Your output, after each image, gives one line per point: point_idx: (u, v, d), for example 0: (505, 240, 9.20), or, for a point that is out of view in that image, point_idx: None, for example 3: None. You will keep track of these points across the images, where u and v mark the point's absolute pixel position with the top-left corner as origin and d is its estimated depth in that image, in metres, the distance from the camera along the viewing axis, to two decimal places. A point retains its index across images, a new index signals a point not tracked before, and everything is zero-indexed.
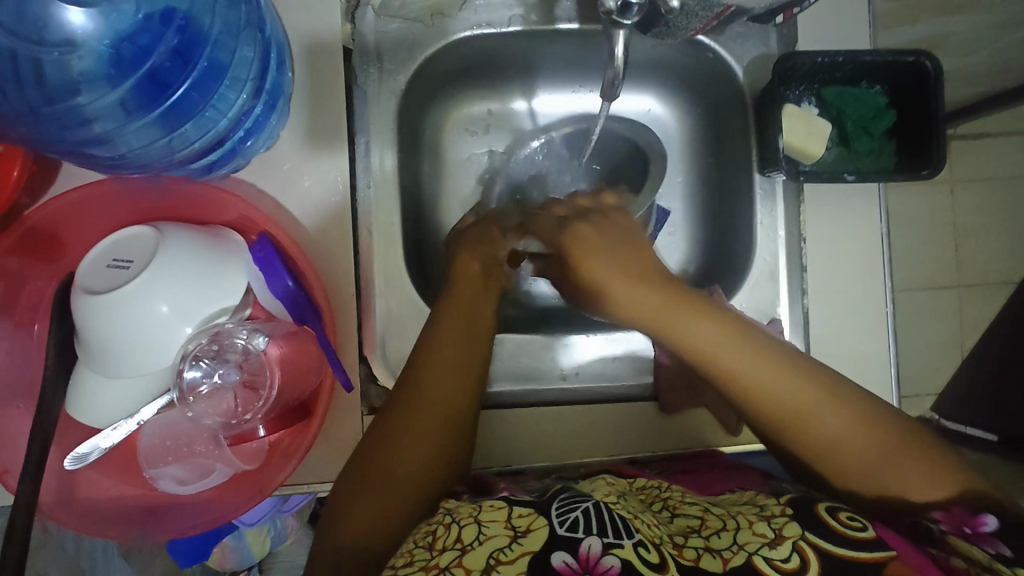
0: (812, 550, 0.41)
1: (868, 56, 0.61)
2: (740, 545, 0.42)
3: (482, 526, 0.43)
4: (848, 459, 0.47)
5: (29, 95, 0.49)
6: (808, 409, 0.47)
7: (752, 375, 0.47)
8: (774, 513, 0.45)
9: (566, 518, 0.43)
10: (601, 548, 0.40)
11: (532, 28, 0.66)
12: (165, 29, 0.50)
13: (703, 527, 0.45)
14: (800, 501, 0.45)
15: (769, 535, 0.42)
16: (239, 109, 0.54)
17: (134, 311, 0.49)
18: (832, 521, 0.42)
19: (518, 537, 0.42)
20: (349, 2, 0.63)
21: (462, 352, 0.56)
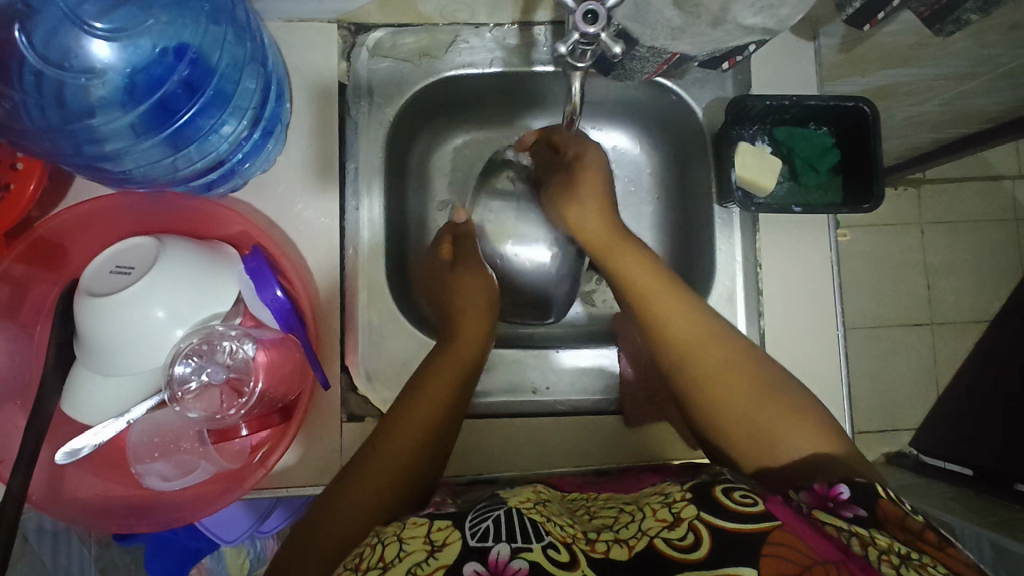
0: (706, 527, 0.44)
1: (812, 101, 0.67)
2: (643, 532, 0.46)
3: (403, 543, 0.45)
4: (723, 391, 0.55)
5: (49, 117, 0.54)
6: (712, 360, 0.57)
7: (689, 339, 0.58)
8: (676, 498, 0.49)
9: (478, 528, 0.45)
10: (510, 553, 0.42)
11: (512, 69, 0.73)
12: (178, 64, 0.55)
13: (615, 521, 0.49)
14: (702, 486, 0.50)
15: (669, 519, 0.46)
16: (239, 135, 0.60)
17: (131, 312, 0.53)
18: (724, 500, 0.46)
19: (435, 551, 0.44)
20: (346, 43, 0.70)
21: (461, 372, 0.63)
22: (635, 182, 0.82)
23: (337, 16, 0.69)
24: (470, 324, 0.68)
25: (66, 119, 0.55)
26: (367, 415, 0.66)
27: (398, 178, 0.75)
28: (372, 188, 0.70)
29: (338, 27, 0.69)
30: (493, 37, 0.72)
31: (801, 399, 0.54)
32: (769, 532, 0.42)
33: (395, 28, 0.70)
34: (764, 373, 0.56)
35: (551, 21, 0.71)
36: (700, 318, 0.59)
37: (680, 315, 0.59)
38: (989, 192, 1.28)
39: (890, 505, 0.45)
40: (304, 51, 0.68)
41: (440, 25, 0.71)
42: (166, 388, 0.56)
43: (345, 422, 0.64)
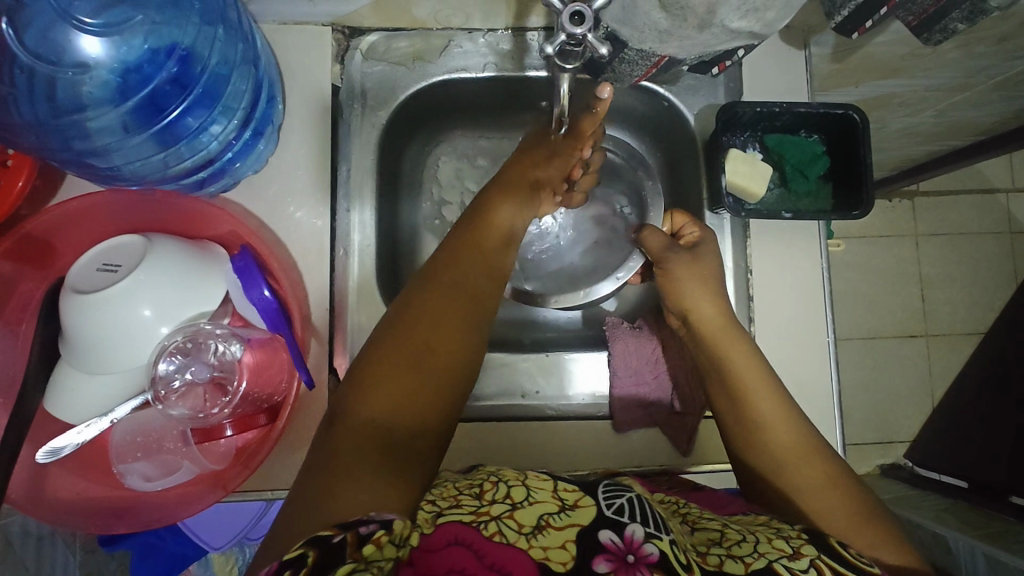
0: (829, 571, 0.44)
1: (802, 108, 0.68)
2: (761, 554, 0.45)
3: (530, 491, 0.46)
4: (815, 488, 0.52)
5: (39, 110, 0.54)
6: (800, 448, 0.54)
7: (786, 429, 0.55)
8: (790, 535, 0.48)
9: (613, 502, 0.45)
10: (644, 535, 0.42)
11: (506, 74, 0.73)
12: (170, 61, 0.56)
13: (723, 537, 0.48)
14: (815, 531, 0.49)
15: (788, 551, 0.45)
16: (229, 135, 0.61)
17: (116, 310, 0.53)
18: (851, 556, 0.46)
19: (566, 508, 0.44)
20: (340, 47, 0.71)
21: (462, 313, 0.52)
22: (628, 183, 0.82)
23: (332, 20, 0.69)
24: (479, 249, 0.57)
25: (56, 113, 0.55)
26: None
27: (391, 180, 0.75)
28: (365, 190, 0.70)
29: (332, 31, 0.70)
30: (487, 42, 0.72)
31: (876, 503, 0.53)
32: None
33: (390, 32, 0.71)
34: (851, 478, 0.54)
35: (544, 27, 0.72)
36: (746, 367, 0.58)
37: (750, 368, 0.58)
38: (983, 206, 1.28)
39: None
40: (298, 53, 0.69)
41: (435, 30, 0.71)
42: (150, 385, 0.57)
43: None
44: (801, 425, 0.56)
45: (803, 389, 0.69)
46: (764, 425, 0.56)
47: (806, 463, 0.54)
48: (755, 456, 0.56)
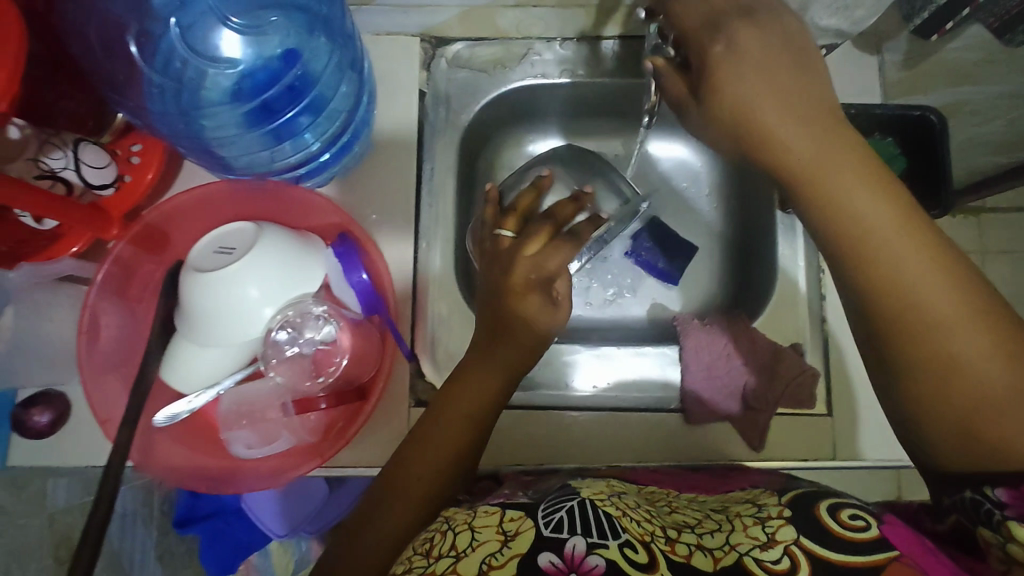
0: (804, 553, 0.43)
1: (879, 109, 0.69)
2: (732, 546, 0.45)
3: (474, 532, 0.44)
4: (964, 365, 0.41)
5: (169, 105, 0.61)
6: (962, 318, 0.42)
7: (943, 300, 0.42)
8: (771, 514, 0.47)
9: (551, 519, 0.44)
10: (586, 548, 0.42)
11: (580, 80, 0.77)
12: (287, 69, 0.62)
13: (698, 525, 0.48)
14: (802, 500, 0.48)
15: (761, 539, 0.45)
16: (329, 136, 0.66)
17: (230, 287, 0.58)
18: (831, 523, 0.45)
19: (508, 541, 0.43)
20: (427, 55, 0.76)
21: (496, 376, 0.58)
22: (695, 188, 0.85)
23: (422, 31, 0.75)
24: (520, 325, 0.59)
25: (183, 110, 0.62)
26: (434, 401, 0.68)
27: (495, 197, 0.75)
28: (446, 187, 0.74)
29: (421, 40, 0.75)
30: (563, 50, 0.76)
31: None
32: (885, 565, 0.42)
33: (473, 41, 0.75)
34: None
35: (619, 36, 0.76)
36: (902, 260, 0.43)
37: (904, 231, 0.43)
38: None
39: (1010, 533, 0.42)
40: (389, 60, 0.74)
41: (515, 38, 0.76)
42: (260, 349, 0.62)
43: (413, 406, 0.67)
44: (974, 292, 0.42)
45: None
46: (914, 301, 0.43)
47: (962, 328, 0.42)
48: (906, 345, 0.43)
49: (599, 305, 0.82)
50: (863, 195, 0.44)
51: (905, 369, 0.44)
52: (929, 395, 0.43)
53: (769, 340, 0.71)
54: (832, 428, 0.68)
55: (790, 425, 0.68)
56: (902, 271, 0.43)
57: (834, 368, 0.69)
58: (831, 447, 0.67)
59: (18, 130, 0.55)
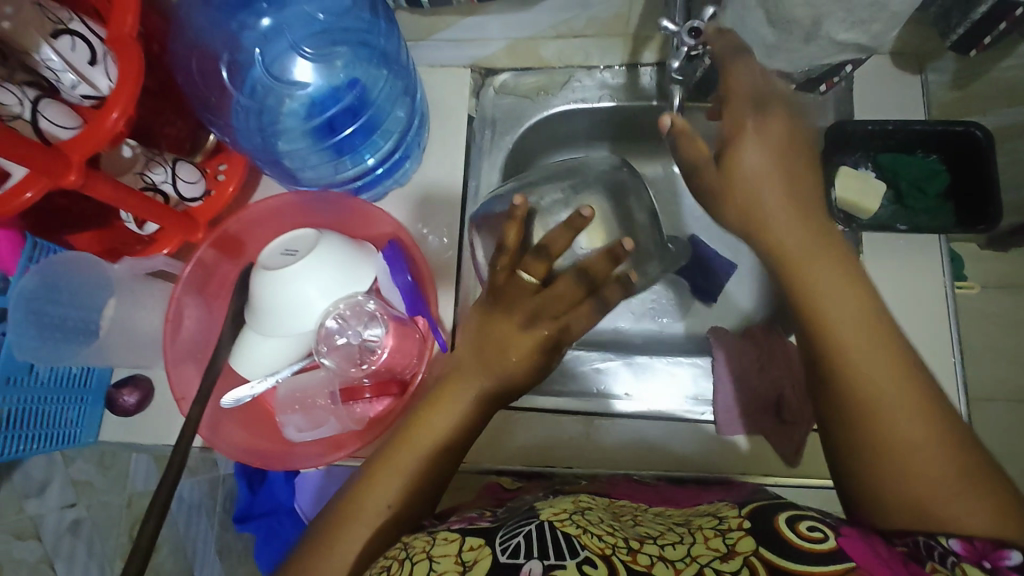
0: (764, 566, 0.41)
1: (918, 125, 0.69)
2: (692, 558, 0.43)
3: (433, 562, 0.44)
4: (894, 433, 0.44)
5: (249, 123, 0.70)
6: (893, 387, 0.45)
7: (876, 364, 0.45)
8: (732, 526, 0.46)
9: (508, 545, 0.44)
10: (542, 571, 0.41)
11: (620, 103, 0.81)
12: (348, 93, 0.71)
13: (659, 537, 0.46)
14: (762, 515, 0.46)
15: (722, 550, 0.43)
16: (383, 153, 0.75)
17: (292, 282, 0.65)
18: (788, 533, 0.43)
19: (467, 569, 0.43)
20: (476, 84, 0.83)
21: (487, 381, 0.57)
22: None
23: (472, 62, 0.81)
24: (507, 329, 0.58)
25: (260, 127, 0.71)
26: None
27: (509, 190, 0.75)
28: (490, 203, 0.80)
29: (470, 70, 0.81)
30: (603, 77, 0.81)
31: (994, 480, 0.42)
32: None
33: (519, 71, 0.82)
34: (947, 432, 0.44)
35: (656, 63, 0.80)
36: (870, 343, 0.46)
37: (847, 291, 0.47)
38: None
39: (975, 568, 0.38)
40: (442, 87, 0.81)
41: (558, 68, 0.82)
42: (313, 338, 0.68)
43: None
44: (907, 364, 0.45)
45: None
46: (852, 363, 0.46)
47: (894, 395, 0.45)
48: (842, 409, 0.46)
49: (633, 318, 0.85)
50: (834, 271, 0.48)
51: (846, 434, 0.46)
52: (867, 460, 0.45)
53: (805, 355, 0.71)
54: None
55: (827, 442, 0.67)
56: (853, 336, 0.46)
57: None
58: None
59: (130, 150, 0.64)
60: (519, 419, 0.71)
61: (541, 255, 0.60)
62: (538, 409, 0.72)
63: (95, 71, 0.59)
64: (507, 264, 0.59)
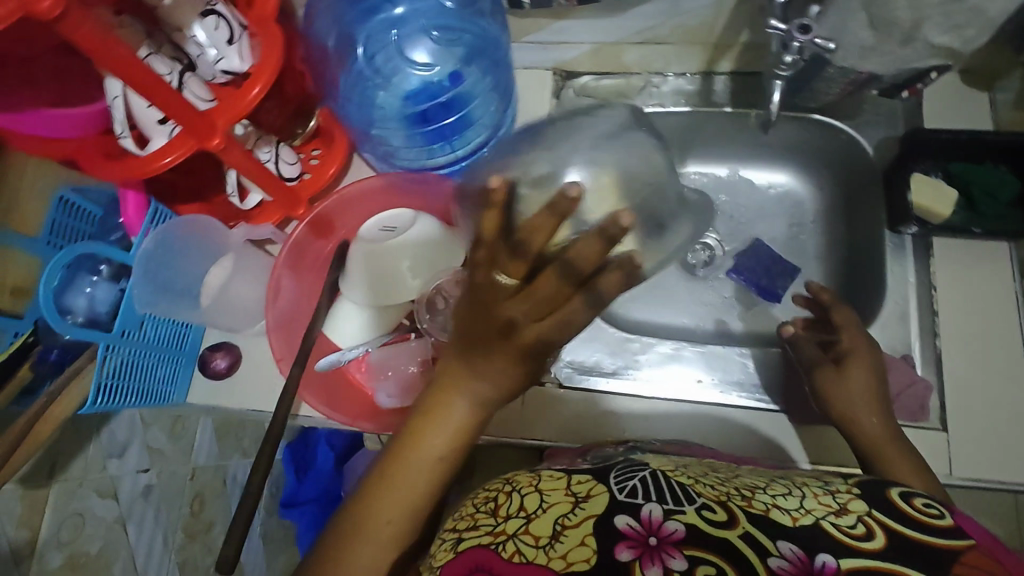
0: (880, 525, 0.42)
1: (990, 136, 0.73)
2: (808, 510, 0.44)
3: (544, 495, 0.47)
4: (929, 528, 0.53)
5: (355, 109, 0.77)
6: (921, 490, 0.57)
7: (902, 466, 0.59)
8: (841, 490, 0.47)
9: (624, 487, 0.47)
10: (662, 514, 0.43)
11: (695, 108, 0.85)
12: (447, 88, 0.77)
13: (768, 488, 0.48)
14: (873, 486, 0.48)
15: (835, 506, 0.45)
16: (474, 144, 0.79)
17: (391, 256, 0.71)
18: (908, 508, 0.44)
19: (580, 502, 0.46)
20: (557, 86, 0.88)
21: (481, 382, 0.48)
22: (799, 215, 0.90)
23: (555, 65, 0.87)
24: (483, 320, 0.44)
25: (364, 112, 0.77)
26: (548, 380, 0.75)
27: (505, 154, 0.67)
28: None
29: (552, 74, 0.87)
30: (679, 83, 0.86)
31: None
32: (962, 550, 0.40)
33: (599, 75, 0.87)
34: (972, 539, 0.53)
35: (731, 72, 0.85)
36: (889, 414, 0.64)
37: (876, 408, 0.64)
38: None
39: None
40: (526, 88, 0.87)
41: (636, 74, 0.87)
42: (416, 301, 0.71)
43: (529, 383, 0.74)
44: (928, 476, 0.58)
45: (995, 408, 0.68)
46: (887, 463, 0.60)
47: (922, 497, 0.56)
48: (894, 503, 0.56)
49: (696, 316, 0.88)
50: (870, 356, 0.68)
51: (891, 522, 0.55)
52: None
53: (879, 353, 0.72)
54: (946, 444, 0.67)
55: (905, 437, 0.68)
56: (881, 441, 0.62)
57: (946, 383, 0.70)
58: (947, 464, 0.67)
59: (243, 129, 0.70)
60: (589, 400, 0.73)
61: (517, 255, 0.41)
62: (615, 394, 0.73)
63: (231, 50, 0.61)
64: (485, 259, 0.42)
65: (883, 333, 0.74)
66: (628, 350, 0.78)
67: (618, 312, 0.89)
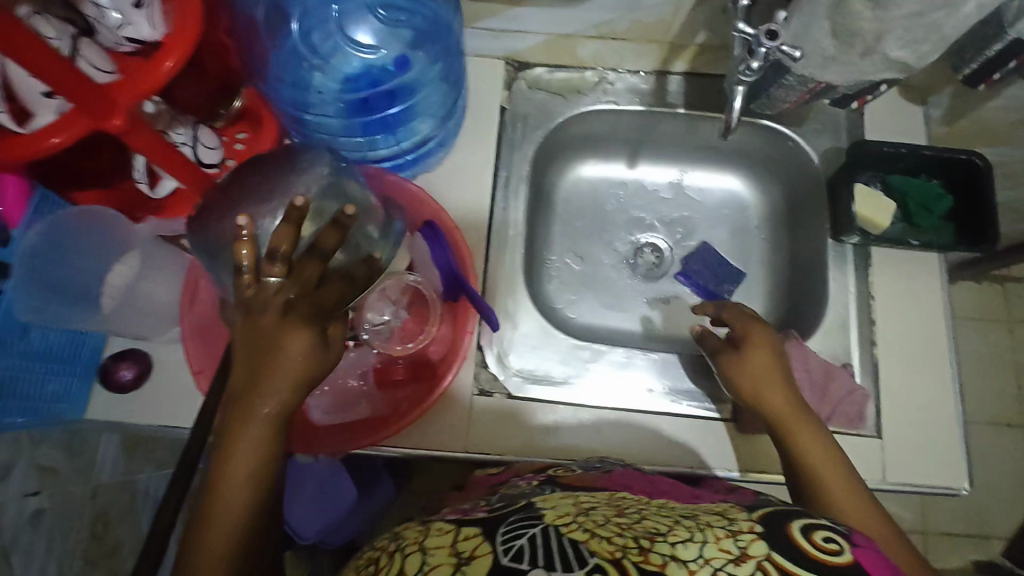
0: (776, 571, 0.41)
1: (928, 151, 0.75)
2: (705, 560, 0.41)
3: (426, 555, 0.43)
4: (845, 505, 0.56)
5: (287, 94, 0.71)
6: (834, 478, 0.57)
7: (816, 448, 0.60)
8: (742, 529, 0.45)
9: (512, 545, 0.42)
10: None
11: (650, 108, 0.83)
12: (391, 75, 0.71)
13: (670, 533, 0.44)
14: (773, 518, 0.46)
15: (733, 553, 0.42)
16: (419, 138, 0.75)
17: None
18: (806, 546, 0.43)
19: (461, 565, 0.41)
20: (508, 76, 0.83)
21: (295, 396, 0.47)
22: (744, 220, 0.91)
23: (506, 55, 0.82)
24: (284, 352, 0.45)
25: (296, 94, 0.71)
26: (495, 391, 0.72)
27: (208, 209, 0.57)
28: (519, 194, 0.80)
29: (503, 64, 0.82)
30: (635, 81, 0.83)
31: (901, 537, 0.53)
32: None
33: (553, 67, 0.83)
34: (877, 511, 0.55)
35: (685, 73, 0.83)
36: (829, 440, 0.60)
37: (775, 383, 0.64)
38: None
39: None
40: (476, 78, 0.82)
41: (590, 68, 0.83)
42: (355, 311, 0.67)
43: (475, 396, 0.71)
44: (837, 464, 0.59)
45: (921, 414, 0.71)
46: (807, 454, 0.59)
47: (835, 480, 0.57)
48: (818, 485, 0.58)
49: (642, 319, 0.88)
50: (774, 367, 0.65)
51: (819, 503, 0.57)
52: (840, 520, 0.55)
53: (822, 360, 0.73)
54: (879, 451, 0.70)
55: (844, 445, 0.70)
56: (798, 431, 0.61)
57: (880, 390, 0.72)
58: (879, 470, 0.69)
59: (155, 107, 0.62)
60: (535, 412, 0.71)
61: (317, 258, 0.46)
62: (565, 403, 0.72)
63: (139, 15, 0.52)
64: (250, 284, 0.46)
65: (824, 341, 0.75)
66: (577, 358, 0.75)
67: (566, 314, 0.87)
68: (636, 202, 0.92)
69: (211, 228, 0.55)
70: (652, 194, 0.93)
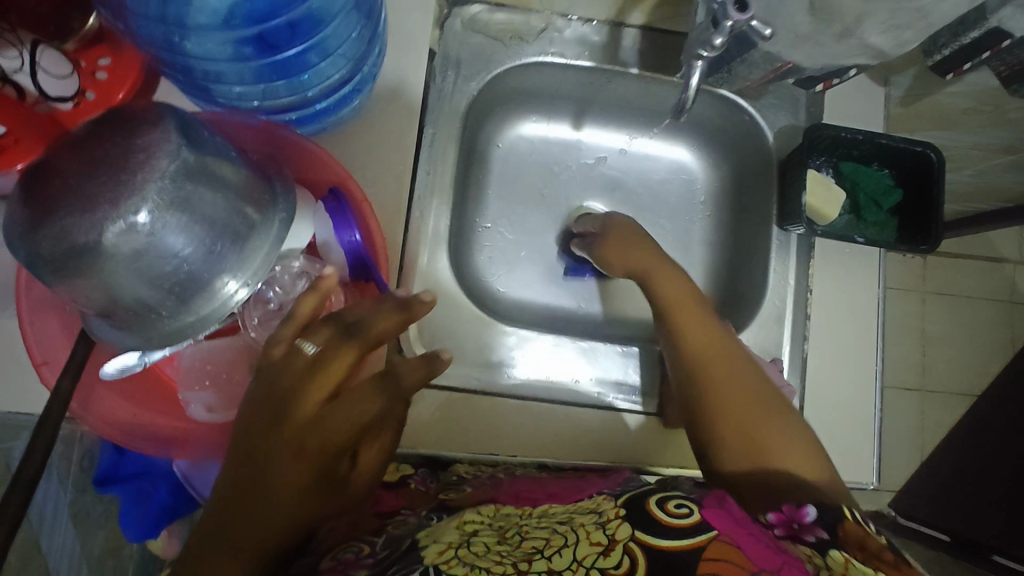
0: (640, 549, 0.40)
1: (884, 139, 0.71)
2: (578, 563, 0.39)
3: None
4: (742, 407, 0.54)
5: (153, 31, 0.53)
6: (739, 384, 0.55)
7: (714, 349, 0.58)
8: (609, 517, 0.44)
9: None
10: None
11: (599, 65, 0.74)
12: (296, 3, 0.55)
13: (546, 545, 0.42)
14: (634, 500, 0.46)
15: (603, 543, 0.41)
16: (329, 86, 0.61)
17: None
18: (658, 513, 0.43)
19: None
20: (440, 14, 0.72)
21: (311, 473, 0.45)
22: (690, 195, 0.85)
23: None
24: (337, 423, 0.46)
25: (162, 21, 0.53)
26: None
27: (33, 216, 0.42)
28: (447, 156, 0.71)
29: None
30: (584, 31, 0.74)
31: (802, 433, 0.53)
32: (705, 546, 0.39)
33: (492, 6, 0.73)
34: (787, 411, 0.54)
35: (641, 26, 0.74)
36: (747, 362, 0.58)
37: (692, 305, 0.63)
38: (987, 274, 1.14)
39: (855, 526, 0.43)
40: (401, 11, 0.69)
41: (536, 11, 0.73)
42: (241, 307, 0.57)
43: None
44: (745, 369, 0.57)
45: (845, 413, 0.70)
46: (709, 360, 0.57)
47: (737, 380, 0.55)
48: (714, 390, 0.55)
49: (574, 297, 0.81)
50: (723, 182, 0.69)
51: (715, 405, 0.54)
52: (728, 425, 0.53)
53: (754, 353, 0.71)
54: None
55: None
56: (699, 335, 0.59)
57: (808, 387, 0.70)
58: None
59: None
60: (453, 403, 0.65)
61: (356, 338, 0.49)
62: (489, 392, 0.67)
63: None
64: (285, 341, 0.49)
65: (759, 334, 0.72)
66: (502, 345, 0.70)
67: (495, 288, 0.79)
68: (579, 168, 0.84)
69: (31, 190, 0.42)
70: (595, 160, 0.85)
